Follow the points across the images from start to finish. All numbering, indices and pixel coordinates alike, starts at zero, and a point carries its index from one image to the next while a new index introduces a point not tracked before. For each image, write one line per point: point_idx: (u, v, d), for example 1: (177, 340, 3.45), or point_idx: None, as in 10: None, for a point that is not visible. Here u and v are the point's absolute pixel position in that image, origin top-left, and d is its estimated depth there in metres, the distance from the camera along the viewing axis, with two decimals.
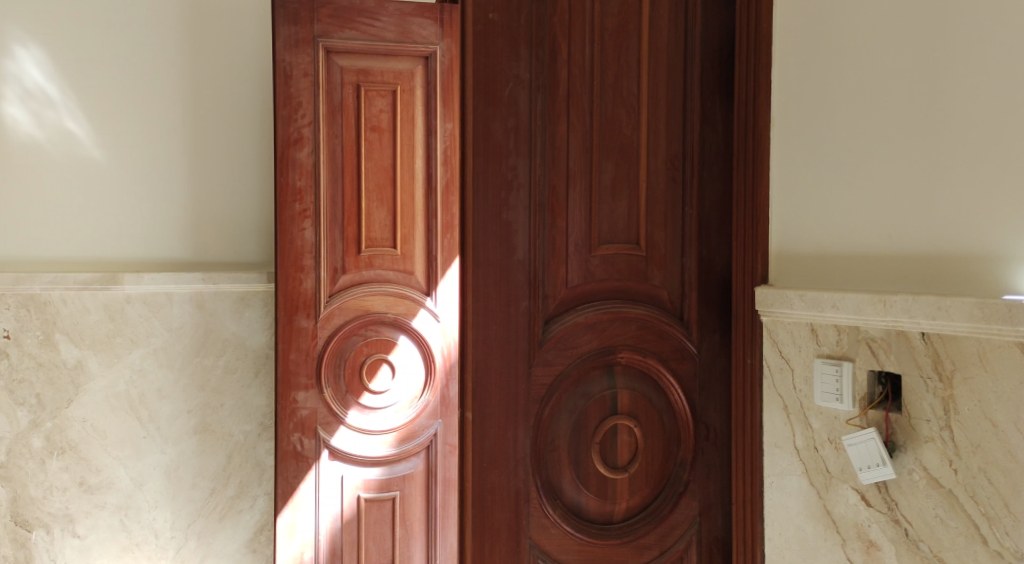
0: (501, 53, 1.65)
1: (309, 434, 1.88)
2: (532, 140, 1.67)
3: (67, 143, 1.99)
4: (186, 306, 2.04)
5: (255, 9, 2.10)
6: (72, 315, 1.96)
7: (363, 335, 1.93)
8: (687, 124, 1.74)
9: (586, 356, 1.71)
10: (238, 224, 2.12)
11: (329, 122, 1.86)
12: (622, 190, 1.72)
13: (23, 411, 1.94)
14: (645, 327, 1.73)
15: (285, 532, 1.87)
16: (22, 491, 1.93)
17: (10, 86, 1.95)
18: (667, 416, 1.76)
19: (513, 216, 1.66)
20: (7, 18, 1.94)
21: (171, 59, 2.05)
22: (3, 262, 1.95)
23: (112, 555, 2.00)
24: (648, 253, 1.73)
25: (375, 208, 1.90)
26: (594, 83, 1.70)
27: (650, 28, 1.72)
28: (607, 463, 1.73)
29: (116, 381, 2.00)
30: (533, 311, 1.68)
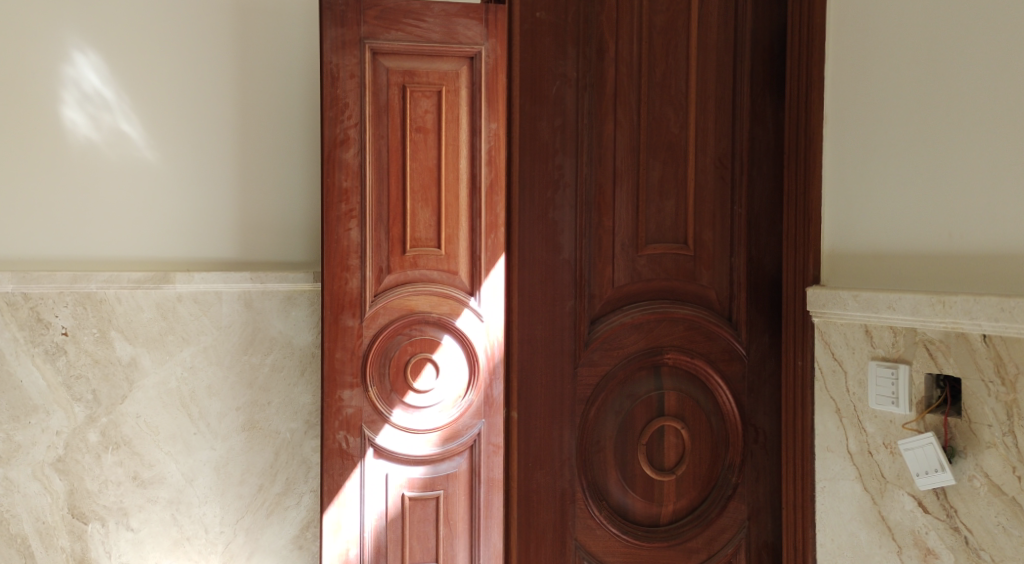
0: (547, 52, 1.63)
1: (355, 432, 1.89)
2: (579, 139, 1.65)
3: (123, 145, 2.05)
4: (235, 305, 2.08)
5: (304, 12, 2.13)
6: (126, 313, 2.01)
7: (408, 334, 1.93)
8: (737, 121, 1.71)
9: (631, 357, 1.69)
10: (285, 224, 2.15)
11: (375, 123, 1.86)
12: (670, 189, 1.70)
13: (80, 407, 1.99)
14: (693, 328, 1.70)
15: (330, 529, 1.88)
16: (79, 484, 1.99)
17: (69, 90, 2.01)
18: (716, 418, 1.73)
19: (559, 215, 1.65)
20: (68, 24, 2.00)
21: (222, 62, 2.09)
22: (63, 262, 2.02)
23: (164, 549, 2.05)
24: (696, 253, 1.70)
25: (420, 209, 1.89)
26: (642, 82, 1.68)
27: (698, 26, 1.69)
28: (653, 464, 1.71)
29: (168, 378, 2.04)
30: (579, 311, 1.67)
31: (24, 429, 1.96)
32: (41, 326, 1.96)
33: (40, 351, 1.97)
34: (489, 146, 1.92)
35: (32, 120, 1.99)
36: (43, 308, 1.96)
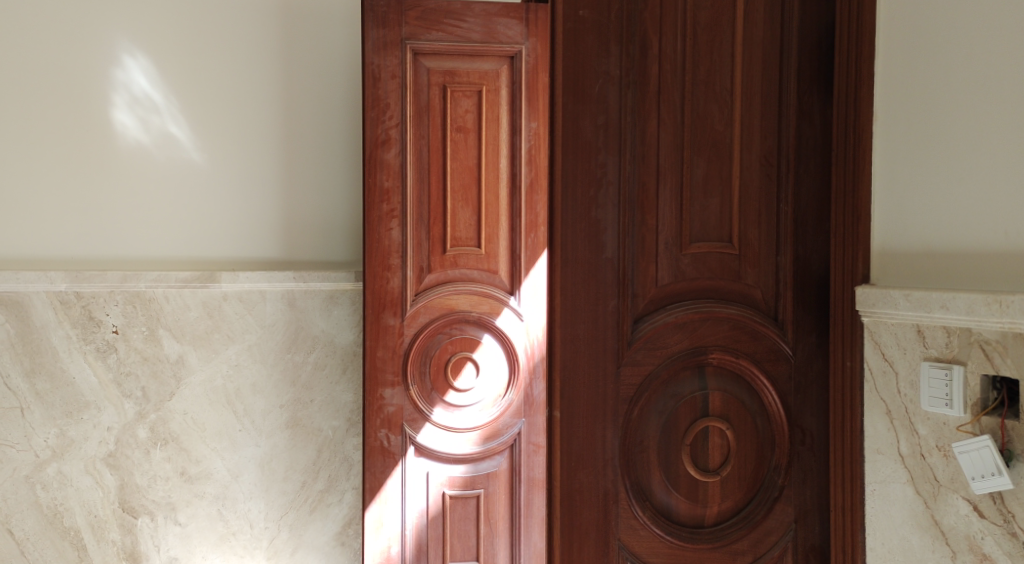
0: (591, 51, 1.60)
1: (396, 430, 1.96)
2: (623, 137, 1.61)
3: (171, 147, 2.09)
4: (279, 304, 2.11)
5: (346, 13, 2.15)
6: (174, 311, 2.05)
7: (448, 333, 2.01)
8: (784, 118, 1.65)
9: (677, 356, 1.64)
10: (327, 223, 2.18)
11: (417, 123, 1.94)
12: (714, 186, 1.64)
13: (130, 403, 2.04)
14: (739, 328, 1.64)
15: (374, 526, 1.95)
16: (129, 478, 2.04)
17: (120, 94, 2.07)
18: (761, 419, 1.66)
19: (603, 213, 1.61)
20: (119, 29, 2.06)
21: (266, 64, 2.12)
22: (115, 262, 2.07)
23: (211, 543, 2.08)
24: (741, 252, 1.64)
25: (460, 208, 1.98)
26: (685, 80, 1.63)
27: (744, 22, 1.64)
28: (698, 465, 1.64)
29: (214, 375, 2.08)
30: (622, 310, 1.62)
31: (77, 425, 2.02)
32: (93, 324, 2.01)
33: (93, 348, 2.02)
34: (530, 144, 2.00)
35: (84, 124, 2.06)
36: (95, 307, 2.01)
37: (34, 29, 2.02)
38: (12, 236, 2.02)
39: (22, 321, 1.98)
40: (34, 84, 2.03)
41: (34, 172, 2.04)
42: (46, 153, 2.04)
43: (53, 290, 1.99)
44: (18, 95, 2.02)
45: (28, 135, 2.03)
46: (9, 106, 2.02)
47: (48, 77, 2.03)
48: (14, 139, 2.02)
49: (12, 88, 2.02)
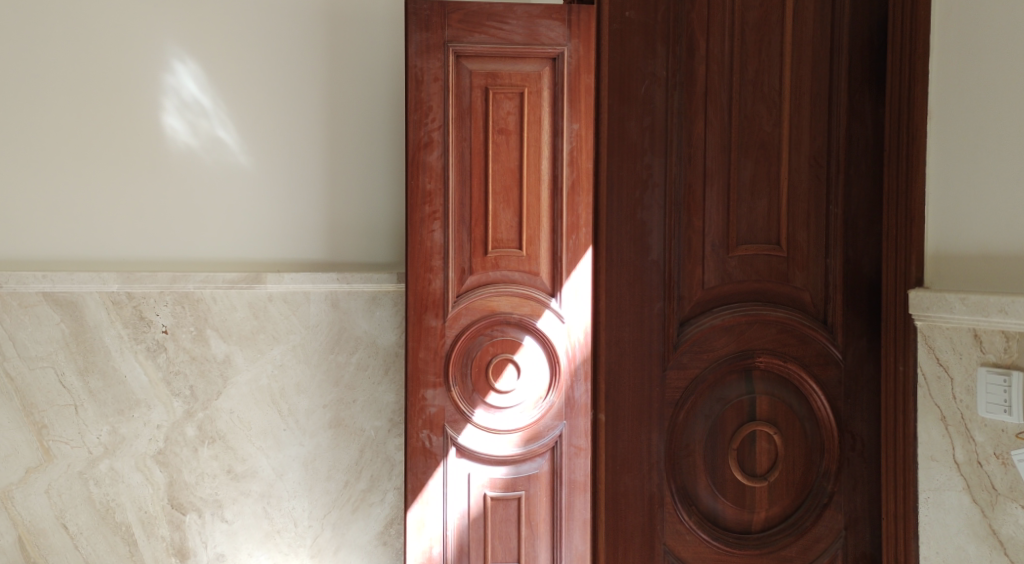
0: (637, 52, 1.53)
1: (438, 431, 2.02)
2: (669, 138, 1.54)
3: (219, 150, 2.13)
4: (323, 305, 2.13)
5: (390, 17, 2.18)
6: (221, 312, 2.09)
7: (489, 335, 2.06)
8: (833, 118, 1.54)
9: (722, 360, 1.55)
10: (370, 224, 2.20)
11: (459, 126, 2.01)
12: (761, 188, 1.55)
13: (179, 401, 2.08)
14: (786, 331, 1.55)
15: (415, 526, 2.01)
16: (178, 475, 2.08)
17: (170, 98, 2.11)
18: (810, 424, 1.56)
19: (648, 215, 1.55)
20: (169, 34, 2.10)
21: (311, 68, 2.16)
22: (165, 263, 2.12)
23: (257, 540, 2.12)
24: (789, 254, 1.54)
25: (502, 210, 2.03)
26: (734, 81, 1.54)
27: (794, 20, 1.54)
28: (745, 470, 1.56)
29: (259, 375, 2.12)
30: (667, 313, 1.55)
31: (128, 422, 2.06)
32: (144, 324, 2.06)
33: (143, 348, 2.06)
34: (572, 145, 2.04)
35: (136, 128, 2.10)
36: (145, 307, 2.06)
37: (89, 36, 2.08)
38: (67, 238, 2.08)
39: (77, 321, 2.04)
40: (88, 89, 2.08)
41: (88, 176, 2.09)
42: (100, 157, 2.09)
43: (105, 291, 2.04)
44: (73, 100, 2.08)
45: (82, 140, 2.09)
46: (64, 111, 2.08)
47: (102, 83, 2.09)
48: (69, 143, 2.08)
49: (67, 94, 2.07)
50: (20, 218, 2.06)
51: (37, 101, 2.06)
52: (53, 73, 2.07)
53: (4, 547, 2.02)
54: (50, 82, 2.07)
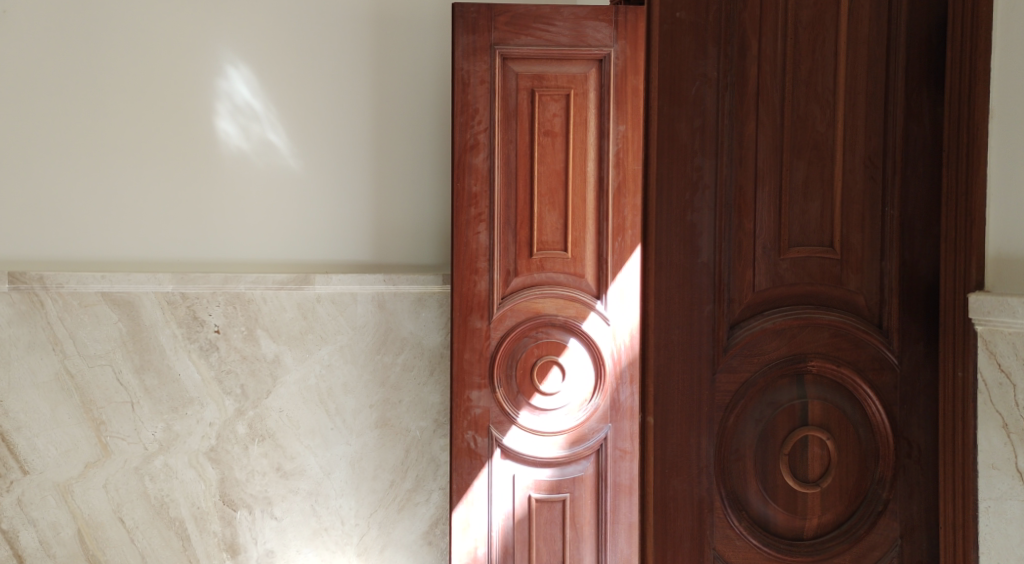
0: (687, 53, 1.45)
1: (483, 433, 2.03)
2: (720, 140, 1.46)
3: (270, 154, 2.20)
4: (369, 305, 2.22)
5: (437, 28, 2.27)
6: (271, 312, 2.16)
7: (535, 336, 2.07)
8: (890, 117, 1.46)
9: (774, 363, 1.47)
10: (417, 228, 2.29)
11: (505, 127, 2.02)
12: (815, 190, 1.48)
13: (230, 399, 2.15)
14: (840, 335, 1.46)
15: (460, 526, 2.02)
16: (230, 473, 2.15)
17: (223, 103, 2.18)
18: (864, 429, 1.47)
19: (699, 218, 1.46)
20: (223, 40, 2.17)
21: (359, 77, 2.24)
22: (218, 265, 2.19)
23: (304, 537, 2.20)
24: (843, 257, 1.47)
25: (547, 212, 2.04)
26: (787, 81, 1.47)
27: (848, 18, 1.46)
28: (796, 476, 1.47)
29: (308, 375, 2.19)
30: (718, 316, 1.47)
31: (182, 419, 2.12)
32: (196, 323, 2.12)
33: (196, 347, 2.13)
34: (619, 147, 2.04)
35: (190, 132, 2.16)
36: (198, 307, 2.12)
37: (145, 40, 2.13)
38: (125, 239, 2.14)
39: (134, 321, 2.09)
40: (144, 95, 2.14)
41: (144, 179, 2.15)
42: (156, 161, 2.15)
43: (161, 291, 2.10)
44: (130, 105, 2.13)
45: (139, 144, 2.14)
46: (121, 115, 2.13)
47: (158, 88, 2.14)
48: (127, 147, 2.14)
49: (124, 99, 2.13)
50: (80, 219, 2.12)
51: (96, 106, 2.12)
52: (111, 78, 2.12)
53: (64, 539, 2.07)
54: (108, 87, 2.12)
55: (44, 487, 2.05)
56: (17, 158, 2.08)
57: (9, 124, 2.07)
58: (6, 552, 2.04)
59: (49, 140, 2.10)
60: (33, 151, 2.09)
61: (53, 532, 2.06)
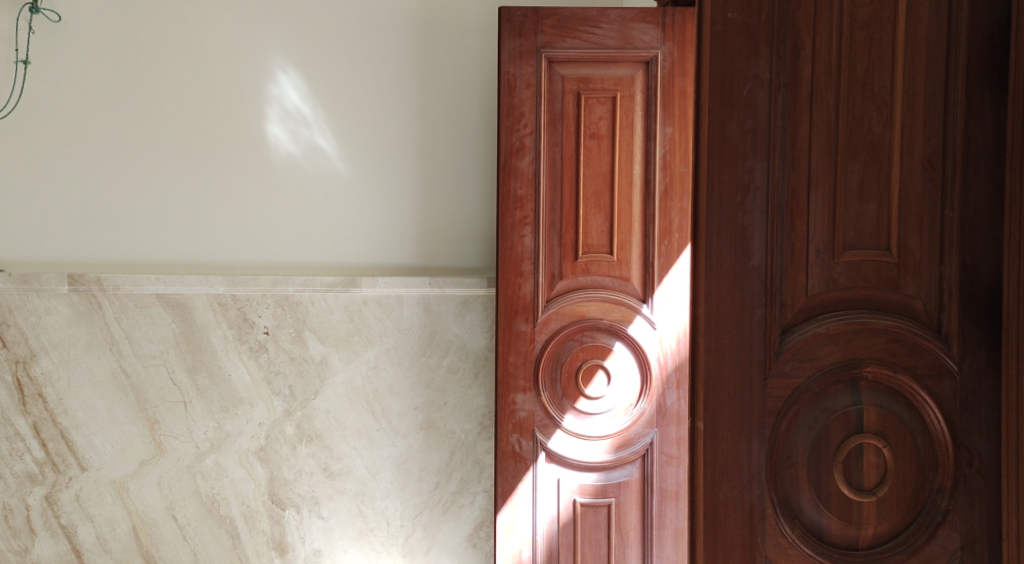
0: (738, 53, 1.30)
1: (528, 436, 2.04)
2: (773, 142, 1.30)
3: (319, 158, 2.23)
4: (415, 308, 2.23)
5: (485, 32, 2.28)
6: (319, 314, 2.19)
7: (580, 340, 2.07)
8: (948, 119, 1.27)
9: (826, 369, 1.31)
10: (462, 232, 2.30)
11: (551, 131, 2.02)
12: (870, 191, 1.31)
13: (279, 400, 2.18)
14: (896, 340, 1.29)
15: (505, 529, 2.04)
16: (278, 472, 2.19)
17: (273, 108, 2.21)
18: (922, 437, 1.30)
19: (750, 220, 1.30)
20: (274, 47, 2.21)
21: (405, 81, 2.26)
22: (268, 268, 2.22)
23: (351, 537, 2.23)
24: (900, 261, 1.29)
25: (593, 215, 2.03)
26: (841, 81, 1.30)
27: (907, 18, 1.28)
28: (850, 484, 1.31)
29: (354, 376, 2.22)
30: (768, 321, 1.31)
31: (232, 419, 2.16)
32: (247, 325, 2.16)
33: (246, 348, 2.17)
34: (665, 150, 2.02)
35: (241, 137, 2.21)
36: (248, 309, 2.16)
37: (199, 47, 2.18)
38: (178, 241, 2.19)
39: (186, 321, 2.14)
40: (196, 100, 2.19)
41: (197, 183, 2.19)
42: (208, 165, 2.20)
43: (212, 293, 2.15)
44: (185, 111, 2.18)
45: (193, 149, 2.19)
46: (176, 121, 2.18)
47: (211, 94, 2.19)
48: (179, 151, 2.19)
49: (178, 105, 2.18)
50: (136, 222, 2.18)
51: (152, 111, 2.17)
52: (165, 84, 2.17)
53: (120, 535, 2.13)
54: (162, 93, 2.17)
55: (101, 484, 2.11)
56: (78, 164, 2.15)
57: (71, 131, 2.14)
58: (66, 546, 2.11)
59: (107, 146, 2.16)
60: (92, 156, 2.16)
61: (109, 528, 2.12)
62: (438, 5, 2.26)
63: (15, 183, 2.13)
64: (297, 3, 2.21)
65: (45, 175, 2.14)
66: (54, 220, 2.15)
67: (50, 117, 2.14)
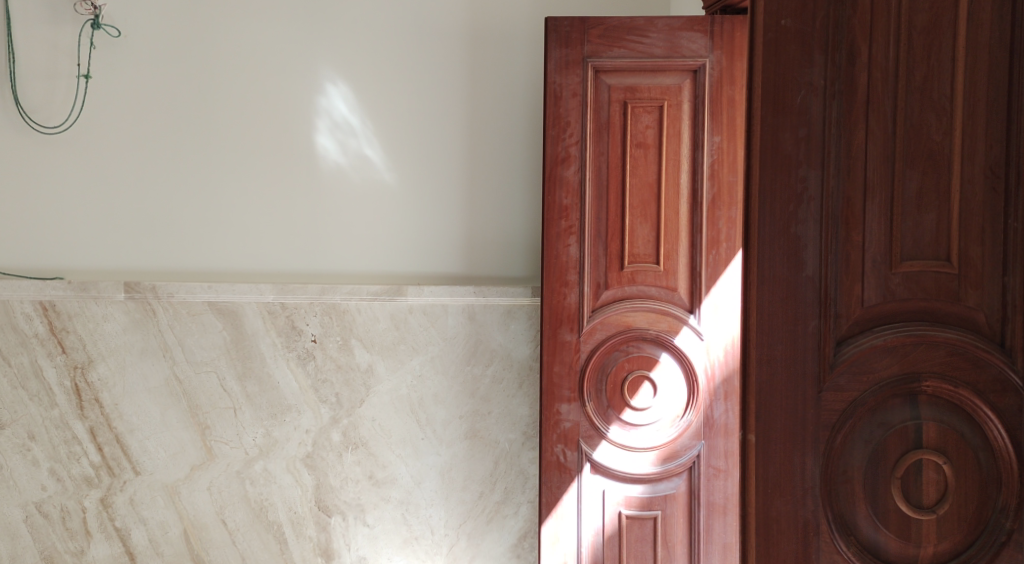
0: (792, 60, 1.25)
1: (572, 446, 2.04)
2: (828, 151, 1.25)
3: (366, 169, 2.26)
4: (460, 317, 2.24)
5: (531, 43, 2.29)
6: (365, 323, 2.21)
7: (625, 350, 2.05)
8: (1013, 126, 1.18)
9: (885, 383, 1.24)
10: (507, 241, 2.31)
11: (596, 140, 2.01)
12: (929, 201, 1.23)
13: (326, 408, 2.20)
14: (958, 353, 1.21)
15: (549, 540, 2.04)
16: (325, 479, 2.21)
17: (322, 119, 2.25)
18: (987, 455, 1.23)
19: (803, 230, 1.25)
20: (323, 59, 2.25)
21: (451, 92, 2.28)
22: (316, 276, 2.26)
23: (395, 545, 2.24)
24: (961, 271, 1.21)
25: (639, 224, 2.02)
26: (900, 87, 1.23)
27: (968, 23, 1.20)
28: (910, 501, 1.24)
29: (400, 385, 2.23)
30: (823, 331, 1.25)
31: (280, 426, 2.19)
32: (295, 332, 2.19)
33: (294, 355, 2.20)
34: (713, 159, 2.00)
35: (291, 147, 2.24)
36: (297, 317, 2.19)
37: (250, 60, 2.22)
38: (230, 250, 2.23)
39: (237, 328, 2.18)
40: (249, 111, 2.23)
41: (248, 191, 2.24)
42: (259, 175, 2.24)
43: (262, 301, 2.18)
44: (237, 123, 2.23)
45: (244, 159, 2.23)
46: (228, 133, 2.23)
47: (262, 106, 2.23)
48: (233, 160, 2.23)
49: (230, 118, 2.23)
50: (190, 232, 2.22)
51: (206, 122, 2.22)
52: (217, 97, 2.22)
53: (172, 538, 2.17)
54: (216, 104, 2.22)
55: (154, 488, 2.16)
56: (134, 175, 2.21)
57: (128, 142, 2.20)
58: (119, 549, 2.16)
59: (163, 156, 2.21)
60: (148, 167, 2.21)
61: (161, 532, 2.17)
62: (485, 16, 2.28)
63: (74, 193, 2.19)
64: (346, 15, 2.24)
65: (103, 185, 2.20)
66: (111, 229, 2.20)
67: (108, 129, 2.20)
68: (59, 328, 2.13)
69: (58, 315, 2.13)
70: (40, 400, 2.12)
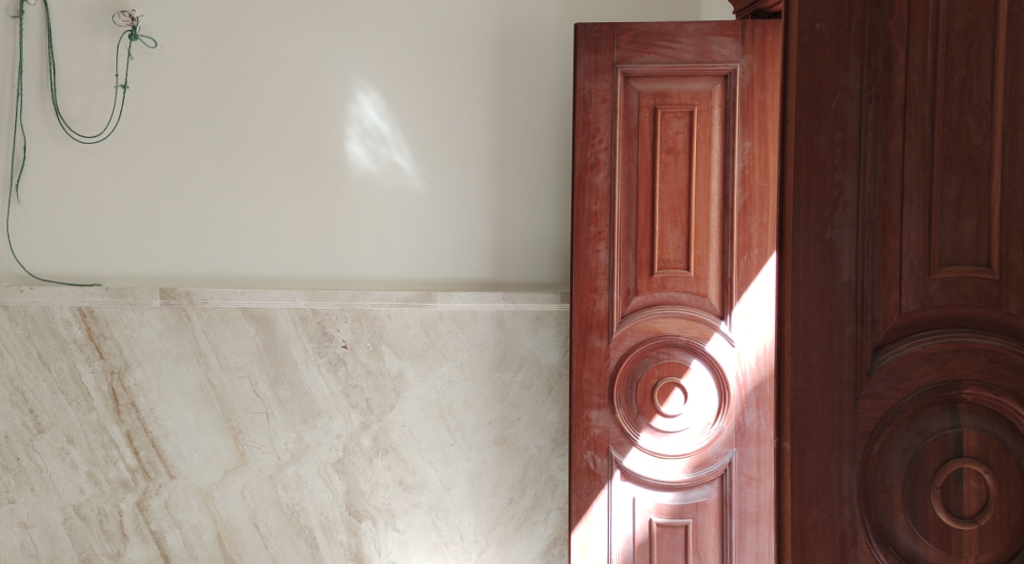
0: (827, 65, 1.22)
1: (602, 453, 2.03)
2: (865, 156, 1.22)
3: (396, 175, 2.28)
4: (489, 323, 2.24)
5: (559, 49, 2.30)
6: (395, 328, 2.22)
7: (655, 356, 2.04)
8: None
9: (924, 390, 1.20)
10: (537, 248, 2.31)
11: (626, 146, 2.01)
12: (969, 204, 1.16)
13: (356, 413, 2.22)
14: (999, 361, 1.14)
15: (580, 547, 2.04)
16: (355, 484, 2.22)
17: (353, 127, 2.27)
18: None
19: (839, 236, 1.23)
20: (354, 67, 2.27)
21: (480, 99, 2.29)
22: (347, 282, 2.27)
23: (425, 551, 2.24)
24: (1002, 277, 1.12)
25: (669, 230, 2.01)
26: (936, 90, 1.17)
27: (1010, 25, 1.11)
28: (952, 513, 1.18)
29: (429, 391, 2.24)
30: (860, 339, 1.23)
31: (311, 431, 2.21)
32: (326, 338, 2.21)
33: (325, 361, 2.21)
34: (744, 164, 1.98)
35: (322, 154, 2.27)
36: (328, 323, 2.21)
37: (282, 68, 2.25)
38: (262, 256, 2.26)
39: (269, 334, 2.20)
40: (281, 119, 2.26)
41: (280, 198, 2.26)
42: (292, 182, 2.26)
43: (293, 307, 2.20)
44: (268, 131, 2.26)
45: (275, 166, 2.26)
46: (260, 141, 2.26)
47: (294, 114, 2.26)
48: (266, 168, 2.26)
49: (262, 126, 2.25)
50: (223, 239, 2.25)
51: (239, 130, 2.25)
52: (250, 106, 2.25)
53: (206, 541, 2.19)
54: (248, 113, 2.25)
55: (188, 492, 2.19)
56: (169, 183, 2.24)
57: (164, 150, 2.24)
58: (155, 551, 2.19)
59: (198, 163, 2.24)
60: (183, 175, 2.24)
61: (196, 535, 2.19)
62: (514, 23, 2.29)
63: (111, 201, 2.23)
64: (376, 23, 2.26)
65: (139, 193, 2.24)
66: (147, 236, 2.24)
67: (144, 137, 2.23)
68: (96, 333, 2.16)
69: (96, 321, 2.16)
70: (78, 404, 2.16)
